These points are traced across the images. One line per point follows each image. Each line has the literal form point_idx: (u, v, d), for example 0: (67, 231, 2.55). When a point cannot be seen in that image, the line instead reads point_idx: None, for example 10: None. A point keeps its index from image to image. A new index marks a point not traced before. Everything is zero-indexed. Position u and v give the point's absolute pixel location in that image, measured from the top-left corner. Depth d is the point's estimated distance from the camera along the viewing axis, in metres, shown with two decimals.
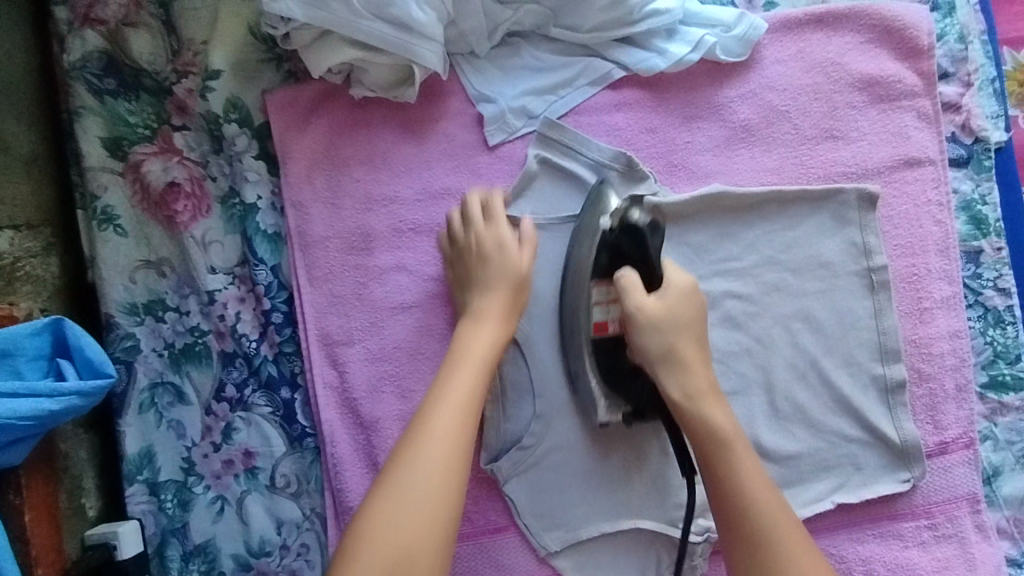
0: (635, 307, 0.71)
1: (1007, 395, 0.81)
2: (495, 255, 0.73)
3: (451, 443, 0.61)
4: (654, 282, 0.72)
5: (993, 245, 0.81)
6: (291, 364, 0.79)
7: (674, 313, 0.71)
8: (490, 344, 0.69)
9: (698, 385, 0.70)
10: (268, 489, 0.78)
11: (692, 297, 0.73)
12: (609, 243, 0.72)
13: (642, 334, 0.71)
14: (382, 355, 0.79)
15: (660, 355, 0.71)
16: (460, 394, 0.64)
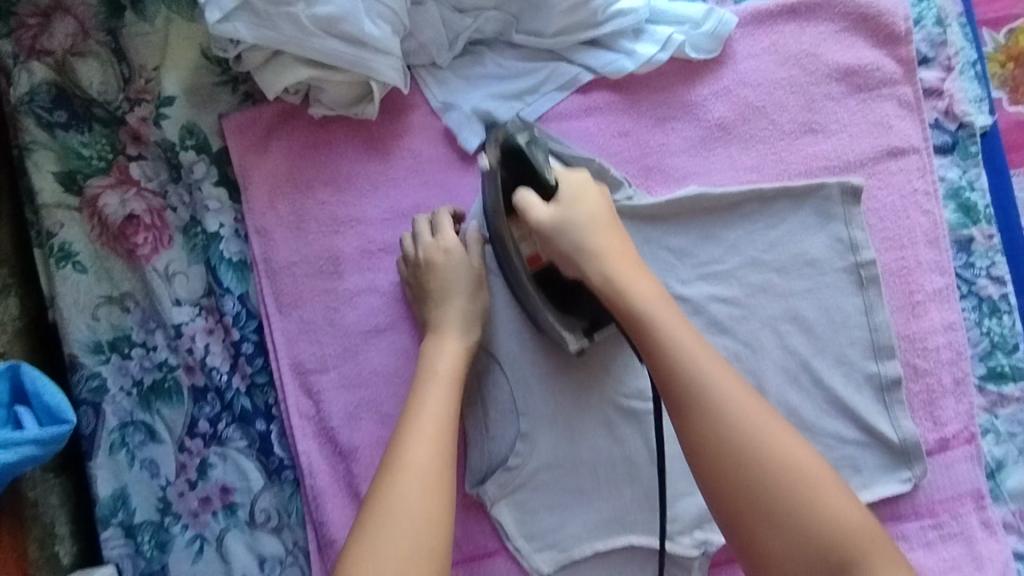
0: (535, 220, 0.68)
1: (1007, 386, 0.78)
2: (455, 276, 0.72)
3: (429, 450, 0.60)
4: (548, 188, 0.69)
5: (984, 233, 0.78)
6: (265, 395, 0.77)
7: (577, 214, 0.68)
8: (459, 359, 0.68)
9: (629, 281, 0.65)
10: (248, 526, 0.76)
11: (593, 186, 0.70)
12: (508, 182, 0.70)
13: (552, 244, 0.68)
14: (358, 381, 0.76)
15: (581, 256, 0.67)
16: (431, 423, 0.62)
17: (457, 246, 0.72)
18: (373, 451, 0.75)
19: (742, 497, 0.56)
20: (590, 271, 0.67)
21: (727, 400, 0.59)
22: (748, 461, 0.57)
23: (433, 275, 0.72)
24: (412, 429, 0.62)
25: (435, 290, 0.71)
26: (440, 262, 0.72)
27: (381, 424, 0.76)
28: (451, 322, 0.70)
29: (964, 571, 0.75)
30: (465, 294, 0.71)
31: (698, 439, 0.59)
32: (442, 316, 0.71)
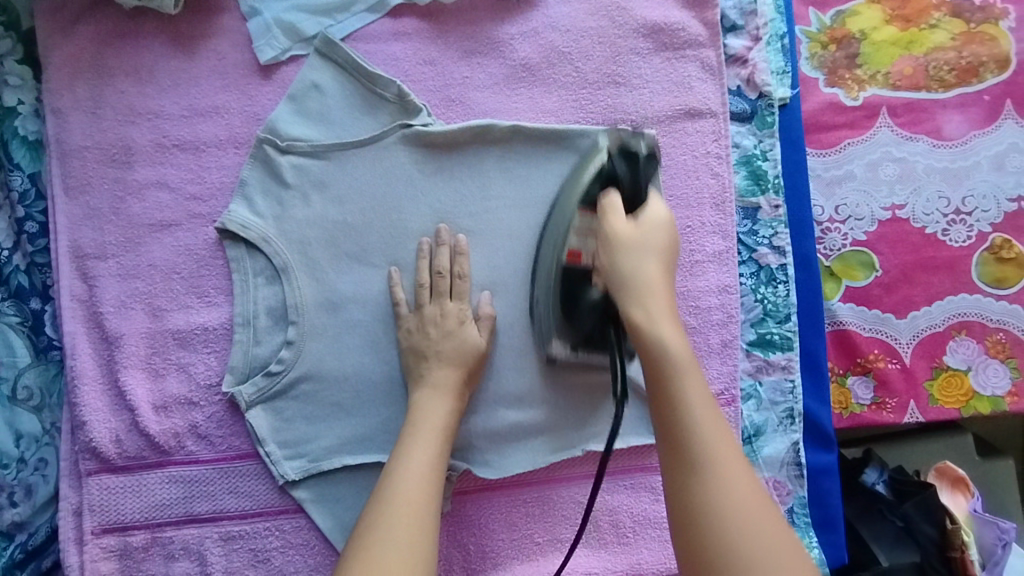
0: (610, 228, 0.66)
1: (773, 353, 0.81)
2: (446, 333, 0.74)
3: (423, 475, 0.64)
4: (635, 208, 0.68)
5: (771, 202, 0.82)
6: (44, 276, 0.78)
7: (648, 237, 0.65)
8: (452, 402, 0.72)
9: (659, 306, 0.62)
10: (7, 401, 0.75)
11: (669, 228, 0.67)
12: (606, 173, 0.70)
13: (617, 257, 0.64)
14: (134, 272, 0.77)
15: (618, 285, 0.64)
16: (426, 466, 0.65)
17: (467, 318, 0.75)
18: (139, 341, 0.76)
19: (691, 515, 0.52)
20: (627, 303, 0.62)
21: (716, 484, 0.52)
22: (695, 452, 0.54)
23: (442, 334, 0.74)
24: (407, 464, 0.64)
25: (456, 351, 0.74)
26: (451, 329, 0.74)
27: (152, 316, 0.77)
28: (452, 380, 0.73)
29: None
30: (461, 360, 0.73)
31: (677, 480, 0.54)
32: (440, 373, 0.73)
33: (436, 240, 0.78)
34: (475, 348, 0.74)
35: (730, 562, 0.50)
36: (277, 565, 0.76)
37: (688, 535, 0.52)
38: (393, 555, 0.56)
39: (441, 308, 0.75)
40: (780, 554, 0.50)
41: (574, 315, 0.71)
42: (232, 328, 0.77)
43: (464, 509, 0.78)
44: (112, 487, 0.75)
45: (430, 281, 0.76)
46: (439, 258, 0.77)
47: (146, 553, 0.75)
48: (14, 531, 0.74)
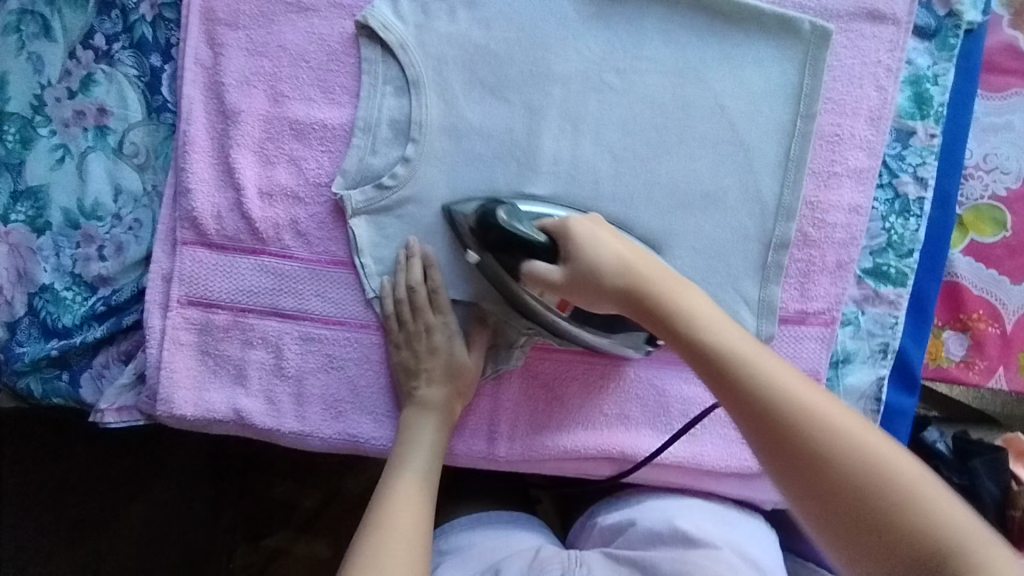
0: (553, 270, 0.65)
1: (885, 286, 0.78)
2: (423, 347, 0.73)
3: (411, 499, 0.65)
4: (542, 241, 0.67)
5: (927, 130, 0.77)
6: (169, 33, 0.75)
7: (601, 250, 0.63)
8: (441, 427, 0.72)
9: (707, 311, 0.59)
10: (113, 154, 0.74)
11: (594, 222, 0.66)
12: (479, 237, 0.70)
13: (582, 290, 0.64)
14: (262, 50, 0.74)
15: (651, 321, 0.60)
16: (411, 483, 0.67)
17: (442, 334, 0.74)
18: (255, 122, 0.74)
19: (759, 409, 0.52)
20: (669, 333, 0.59)
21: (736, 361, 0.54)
22: (833, 466, 0.49)
23: (429, 350, 0.73)
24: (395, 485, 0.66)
25: (446, 364, 0.73)
26: (437, 347, 0.73)
27: (272, 100, 0.74)
28: (440, 398, 0.72)
29: None
30: (449, 378, 0.73)
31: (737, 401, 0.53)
32: (428, 390, 0.72)
33: (408, 253, 0.74)
34: (465, 365, 0.74)
35: (851, 458, 0.49)
36: (349, 375, 0.76)
37: (779, 437, 0.51)
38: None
39: (425, 327, 0.74)
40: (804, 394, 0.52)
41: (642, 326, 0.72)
42: (351, 132, 0.74)
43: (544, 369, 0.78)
44: (204, 262, 0.74)
45: (405, 299, 0.74)
46: (412, 273, 0.74)
47: (226, 333, 0.75)
48: (99, 284, 0.75)
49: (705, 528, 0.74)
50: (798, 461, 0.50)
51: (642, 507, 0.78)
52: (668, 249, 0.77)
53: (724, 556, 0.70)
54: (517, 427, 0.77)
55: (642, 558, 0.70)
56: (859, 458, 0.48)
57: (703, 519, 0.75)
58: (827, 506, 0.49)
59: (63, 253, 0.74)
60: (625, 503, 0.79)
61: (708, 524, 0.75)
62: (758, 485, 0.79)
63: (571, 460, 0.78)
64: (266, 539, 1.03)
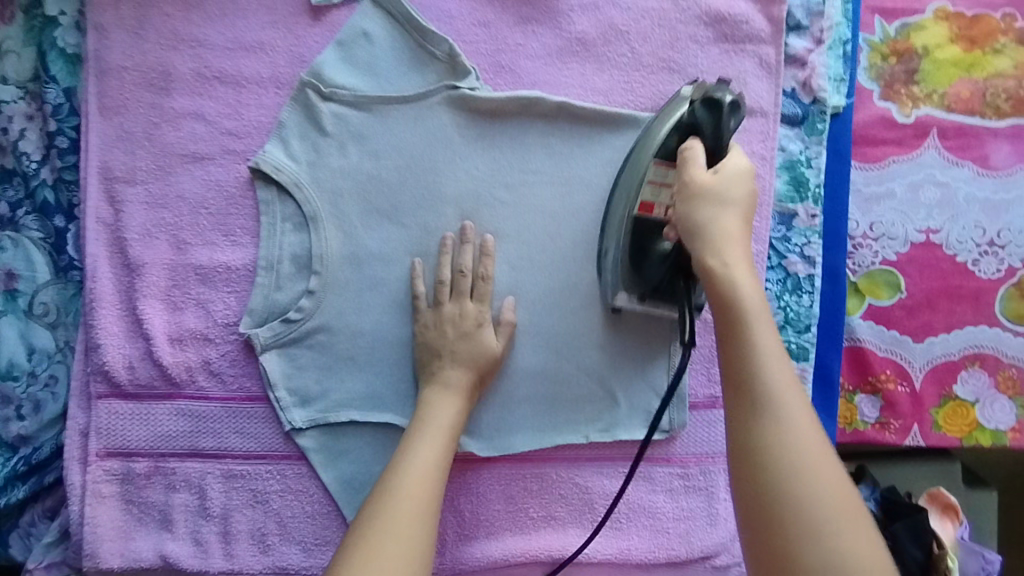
0: (688, 177, 0.63)
1: (788, 362, 0.81)
2: (472, 337, 0.75)
3: (422, 486, 0.64)
4: (715, 157, 0.67)
5: (808, 211, 0.81)
6: (70, 194, 0.77)
7: (727, 189, 0.62)
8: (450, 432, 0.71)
9: (736, 255, 0.59)
10: (24, 315, 0.76)
11: (747, 181, 0.63)
12: (684, 125, 0.69)
13: (704, 203, 0.61)
14: (162, 202, 0.76)
15: (689, 233, 0.61)
16: (421, 472, 0.65)
17: (488, 323, 0.76)
18: (160, 272, 0.76)
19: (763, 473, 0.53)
20: (704, 250, 0.60)
21: (757, 372, 0.55)
22: (776, 454, 0.52)
23: (459, 334, 0.75)
24: (406, 468, 0.66)
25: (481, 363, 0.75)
26: (468, 330, 0.75)
27: (175, 248, 0.76)
28: (464, 381, 0.74)
29: (696, 521, 0.79)
30: (462, 393, 0.73)
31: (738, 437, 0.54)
32: (452, 373, 0.74)
33: (461, 237, 0.77)
34: (491, 359, 0.75)
35: (802, 461, 0.52)
36: (275, 508, 0.77)
37: (732, 361, 0.56)
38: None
39: (478, 323, 0.75)
40: (829, 494, 0.51)
41: (641, 269, 0.72)
42: (255, 270, 0.77)
43: (486, 483, 0.79)
44: (120, 412, 0.75)
45: (447, 313, 0.76)
46: (462, 257, 0.77)
47: (148, 480, 0.76)
48: (19, 444, 0.76)
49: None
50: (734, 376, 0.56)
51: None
52: (575, 349, 0.79)
53: None
54: (446, 540, 0.78)
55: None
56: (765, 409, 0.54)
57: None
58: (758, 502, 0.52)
59: None
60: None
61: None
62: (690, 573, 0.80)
63: (503, 568, 0.79)
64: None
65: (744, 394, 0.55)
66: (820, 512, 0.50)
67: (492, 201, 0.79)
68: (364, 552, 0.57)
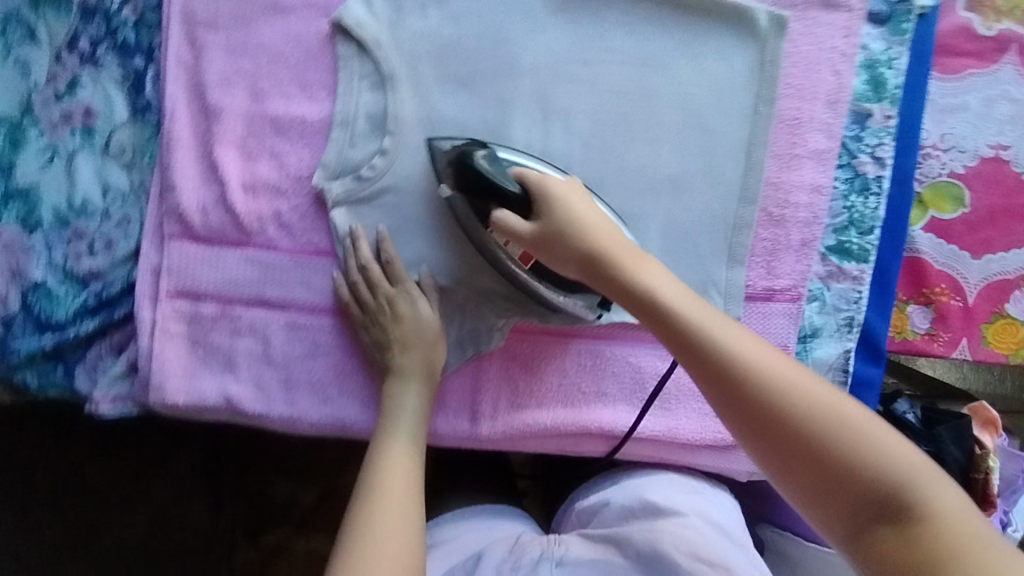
0: (543, 232, 0.67)
1: (848, 262, 0.82)
2: (409, 318, 0.75)
3: (406, 456, 0.70)
4: (528, 211, 0.70)
5: (883, 112, 0.81)
6: (150, 35, 0.77)
7: (553, 225, 0.67)
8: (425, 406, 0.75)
9: (725, 328, 0.58)
10: (101, 153, 0.77)
11: (574, 190, 0.69)
12: (462, 183, 0.72)
13: (553, 244, 0.67)
14: (242, 50, 0.77)
15: (658, 318, 0.60)
16: (406, 444, 0.71)
17: (422, 305, 0.76)
18: (237, 120, 0.77)
19: (750, 400, 0.55)
20: (698, 347, 0.58)
21: (805, 430, 0.53)
22: (841, 471, 0.52)
23: (394, 318, 0.75)
24: (391, 441, 0.71)
25: (422, 343, 0.76)
26: (404, 314, 0.75)
27: (253, 97, 0.77)
28: (416, 367, 0.75)
29: None
30: (427, 349, 0.76)
31: (784, 448, 0.54)
32: (404, 361, 0.75)
33: (357, 237, 0.76)
34: (433, 337, 0.76)
35: (842, 445, 0.52)
36: (335, 361, 0.79)
37: (759, 427, 0.54)
38: (387, 536, 0.62)
39: (414, 305, 0.76)
40: (903, 471, 0.51)
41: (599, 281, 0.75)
42: (330, 126, 0.77)
43: (546, 352, 0.80)
44: (192, 255, 0.77)
45: (374, 294, 0.76)
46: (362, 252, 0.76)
47: (214, 323, 0.78)
48: (90, 279, 0.78)
49: (681, 501, 0.77)
50: (754, 411, 0.55)
51: (615, 484, 0.83)
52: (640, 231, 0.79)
53: (688, 521, 0.74)
54: (498, 408, 0.80)
55: (614, 533, 0.74)
56: (810, 436, 0.53)
57: (680, 493, 0.79)
58: (815, 472, 0.53)
59: (54, 250, 0.78)
60: (604, 487, 0.83)
61: (684, 500, 0.78)
62: (733, 458, 0.81)
63: (551, 438, 0.81)
64: (267, 536, 1.18)
65: (768, 420, 0.54)
66: (875, 457, 0.51)
67: (567, 74, 0.77)
68: (363, 539, 0.62)
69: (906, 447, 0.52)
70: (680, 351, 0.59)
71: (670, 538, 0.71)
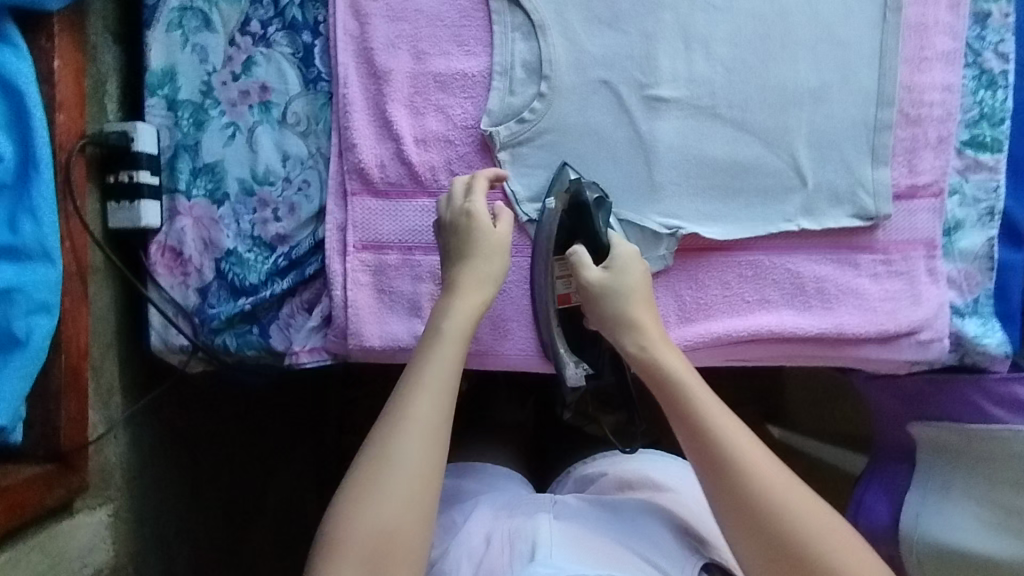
0: (584, 279, 0.74)
1: (984, 154, 0.86)
2: (471, 244, 0.73)
3: (427, 417, 0.64)
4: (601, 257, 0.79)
5: (1002, 10, 0.86)
6: (316, 12, 0.84)
7: (620, 281, 0.73)
8: (458, 353, 0.68)
9: (676, 362, 0.69)
10: (278, 124, 0.83)
11: (638, 264, 0.74)
12: (566, 226, 0.80)
13: (598, 302, 0.73)
14: (402, 15, 0.83)
15: (649, 372, 0.69)
16: (430, 399, 0.65)
17: (488, 229, 0.74)
18: (404, 79, 0.82)
19: (708, 448, 0.66)
20: (664, 385, 0.68)
21: (747, 480, 0.64)
22: (767, 517, 0.62)
23: (460, 246, 0.73)
24: (413, 399, 0.65)
25: (457, 247, 0.73)
26: (467, 246, 0.73)
27: (416, 58, 0.83)
28: (476, 303, 0.71)
29: (901, 302, 0.84)
30: (483, 287, 0.72)
31: (725, 489, 0.64)
32: (457, 301, 0.70)
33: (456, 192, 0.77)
34: (495, 271, 0.73)
35: (762, 484, 0.63)
36: (512, 296, 0.83)
37: (706, 460, 0.66)
38: (391, 507, 0.60)
39: (470, 213, 0.74)
40: (807, 514, 0.63)
41: (588, 347, 0.83)
42: (490, 77, 0.83)
43: (714, 271, 0.84)
44: (373, 209, 0.82)
45: (461, 192, 0.76)
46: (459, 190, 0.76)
47: (397, 271, 0.82)
48: (277, 243, 0.83)
49: (683, 482, 0.84)
50: (709, 456, 0.65)
51: (614, 463, 0.89)
52: (786, 142, 0.83)
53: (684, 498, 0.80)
54: (669, 324, 0.84)
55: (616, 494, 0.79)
56: (753, 477, 0.64)
57: (675, 474, 0.85)
58: (741, 512, 0.63)
59: (242, 219, 0.83)
60: (605, 461, 0.90)
61: (674, 478, 0.84)
62: (896, 348, 0.85)
63: (721, 347, 0.85)
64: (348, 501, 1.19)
65: (724, 471, 0.65)
66: (784, 504, 0.63)
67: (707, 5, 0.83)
68: (366, 486, 0.61)
69: (808, 492, 0.64)
70: (686, 440, 0.67)
71: (670, 505, 0.77)
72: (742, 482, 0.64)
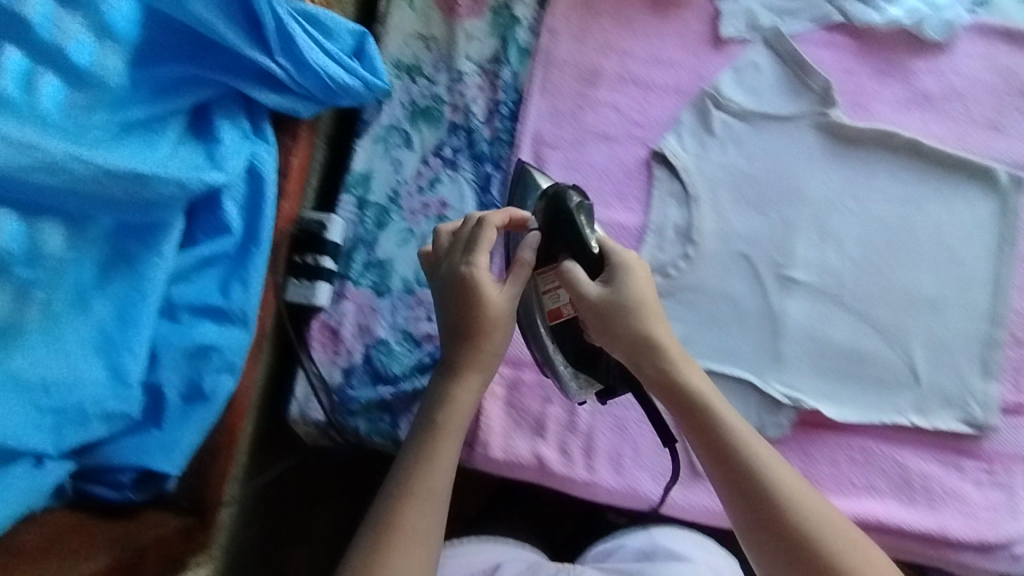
0: (589, 295, 0.68)
1: None
2: (468, 301, 0.68)
3: (424, 519, 0.61)
4: (596, 270, 0.71)
5: None
6: (501, 150, 0.96)
7: (629, 295, 0.68)
8: (454, 449, 0.65)
9: (704, 382, 0.67)
10: None
11: (641, 269, 0.70)
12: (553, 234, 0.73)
13: (611, 320, 0.67)
14: (576, 166, 0.94)
15: (665, 388, 0.67)
16: (430, 498, 0.62)
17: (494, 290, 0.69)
18: None
19: (737, 471, 0.63)
20: (691, 405, 0.66)
21: (786, 512, 0.61)
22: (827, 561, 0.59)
23: (460, 308, 0.68)
24: (413, 493, 0.62)
25: (453, 304, 0.69)
26: (463, 303, 0.68)
27: None
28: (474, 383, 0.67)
29: (1003, 516, 0.86)
30: (470, 339, 0.68)
31: (765, 523, 0.61)
32: (462, 394, 0.67)
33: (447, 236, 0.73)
34: (495, 319, 0.68)
35: (790, 512, 0.61)
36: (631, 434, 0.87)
37: (738, 487, 0.63)
38: None
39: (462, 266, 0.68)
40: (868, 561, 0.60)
41: (595, 365, 0.74)
42: (643, 232, 0.93)
43: (823, 449, 0.88)
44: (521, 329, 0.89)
45: (467, 236, 0.70)
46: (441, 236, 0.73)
47: (530, 390, 0.89)
48: (423, 340, 0.90)
49: (694, 549, 0.80)
50: (744, 482, 0.63)
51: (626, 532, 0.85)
52: (903, 340, 0.90)
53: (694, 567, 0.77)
54: None
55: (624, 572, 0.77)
56: (786, 507, 0.61)
57: (690, 542, 0.81)
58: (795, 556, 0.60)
59: (398, 314, 0.91)
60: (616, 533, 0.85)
61: (677, 543, 0.80)
62: (995, 561, 0.85)
63: None
64: None
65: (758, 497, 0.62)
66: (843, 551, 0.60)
67: (845, 205, 0.93)
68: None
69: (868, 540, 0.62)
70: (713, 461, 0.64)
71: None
72: (780, 517, 0.61)
